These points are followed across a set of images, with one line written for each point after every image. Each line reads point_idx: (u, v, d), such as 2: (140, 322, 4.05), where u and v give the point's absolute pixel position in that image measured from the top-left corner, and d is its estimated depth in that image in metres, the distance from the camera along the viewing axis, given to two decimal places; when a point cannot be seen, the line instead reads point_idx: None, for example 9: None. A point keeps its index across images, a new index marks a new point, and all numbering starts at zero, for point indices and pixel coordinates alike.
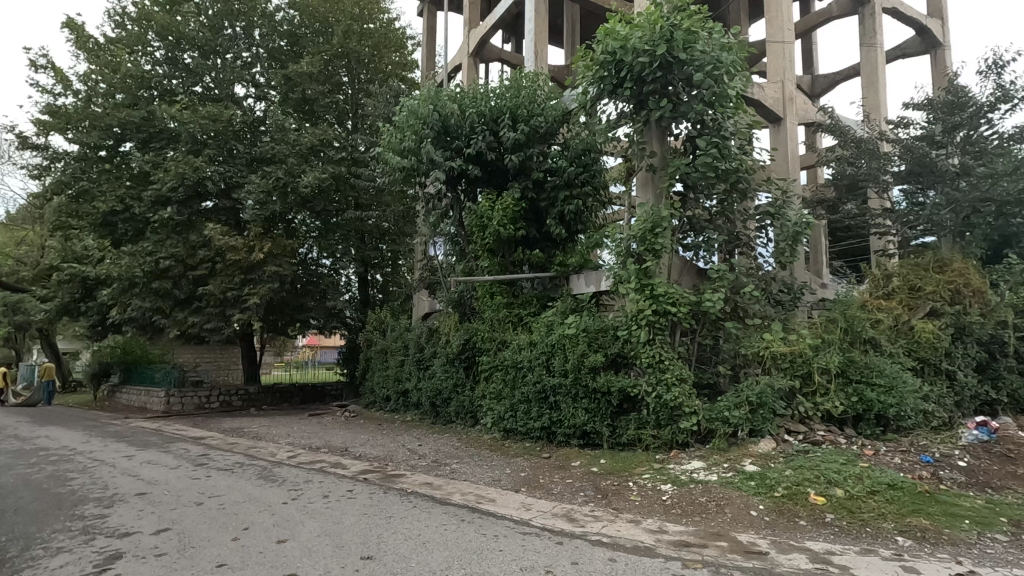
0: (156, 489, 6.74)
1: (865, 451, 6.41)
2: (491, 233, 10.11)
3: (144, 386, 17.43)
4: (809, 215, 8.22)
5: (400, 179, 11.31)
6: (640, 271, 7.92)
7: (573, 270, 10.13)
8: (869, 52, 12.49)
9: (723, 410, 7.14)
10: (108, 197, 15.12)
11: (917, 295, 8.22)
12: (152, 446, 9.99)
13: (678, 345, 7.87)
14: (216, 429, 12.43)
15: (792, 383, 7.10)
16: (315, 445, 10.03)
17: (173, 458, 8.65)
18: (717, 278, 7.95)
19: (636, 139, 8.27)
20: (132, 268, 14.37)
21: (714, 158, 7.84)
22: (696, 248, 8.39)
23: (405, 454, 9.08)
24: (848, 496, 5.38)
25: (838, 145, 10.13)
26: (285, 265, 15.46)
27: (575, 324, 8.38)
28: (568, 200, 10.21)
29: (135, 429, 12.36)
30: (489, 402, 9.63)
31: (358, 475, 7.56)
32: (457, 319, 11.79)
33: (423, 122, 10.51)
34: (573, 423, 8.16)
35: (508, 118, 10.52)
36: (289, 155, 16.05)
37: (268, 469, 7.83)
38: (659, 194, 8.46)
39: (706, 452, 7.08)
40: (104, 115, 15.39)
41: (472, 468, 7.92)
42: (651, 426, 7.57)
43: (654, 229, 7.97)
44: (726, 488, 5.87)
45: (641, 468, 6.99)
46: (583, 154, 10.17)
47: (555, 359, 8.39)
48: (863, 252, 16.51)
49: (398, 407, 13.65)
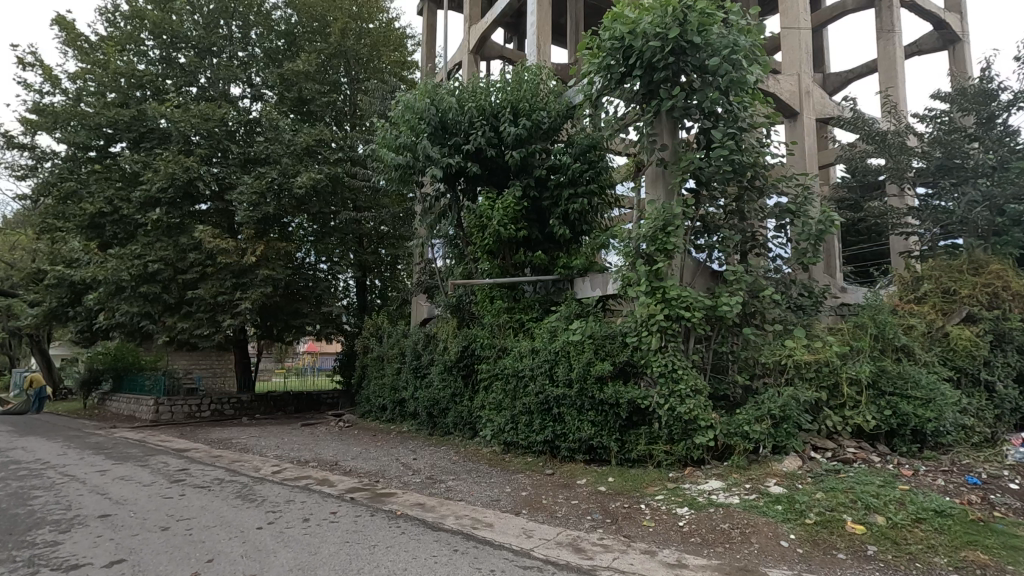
0: (122, 511, 6.15)
1: (903, 471, 5.81)
2: (491, 233, 9.54)
3: (135, 394, 16.90)
4: (834, 212, 7.61)
5: (397, 177, 10.78)
6: (650, 272, 7.37)
7: (577, 273, 9.56)
8: (887, 46, 11.95)
9: (743, 424, 6.54)
10: (96, 198, 14.63)
11: (951, 299, 7.62)
12: (130, 459, 9.40)
13: (693, 353, 7.27)
14: (203, 440, 11.85)
15: (818, 394, 6.49)
16: (305, 459, 9.44)
17: (149, 474, 8.07)
18: (735, 280, 7.37)
19: (645, 131, 7.73)
20: (119, 271, 13.86)
21: (730, 151, 7.26)
22: (712, 249, 7.77)
23: (398, 470, 8.48)
24: (890, 525, 4.77)
25: (861, 141, 9.55)
26: (278, 268, 14.93)
27: (580, 330, 7.83)
28: (573, 198, 9.64)
29: (118, 440, 11.78)
30: (488, 413, 9.03)
31: (345, 493, 6.95)
32: (456, 325, 11.22)
33: (420, 117, 10.00)
34: (577, 437, 7.56)
35: (509, 111, 9.95)
36: (284, 155, 15.59)
37: (248, 487, 7.24)
38: (671, 191, 7.90)
39: (723, 470, 6.48)
40: (94, 114, 14.96)
41: (469, 486, 7.32)
42: (663, 441, 6.97)
43: (666, 228, 7.41)
44: (751, 513, 5.26)
45: (654, 488, 6.39)
46: (589, 151, 9.67)
47: (559, 367, 7.81)
48: (868, 258, 16.15)
49: (395, 417, 13.07)
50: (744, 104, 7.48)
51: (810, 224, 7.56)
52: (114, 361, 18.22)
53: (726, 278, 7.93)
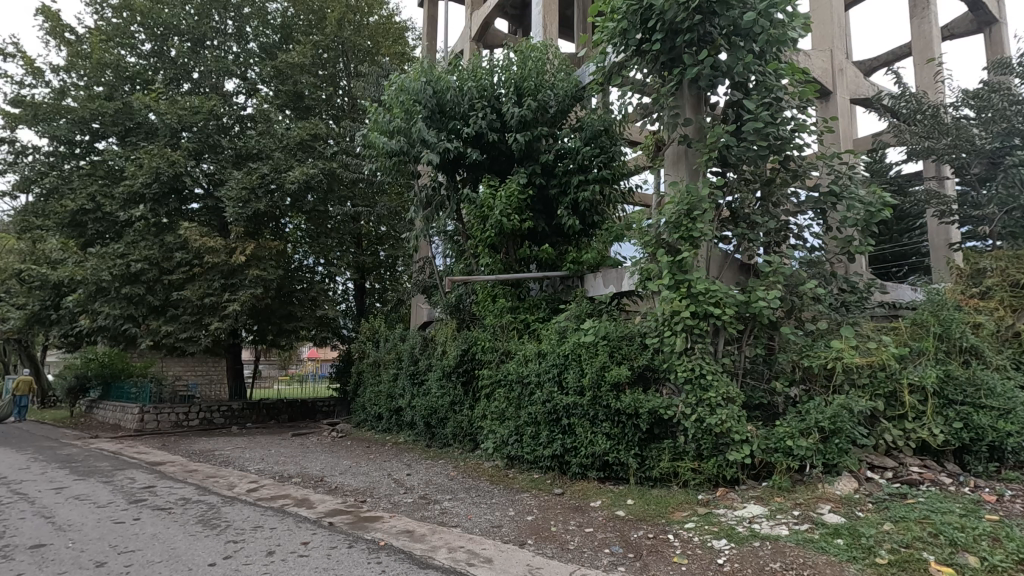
0: (59, 540, 5.26)
1: (985, 496, 4.85)
2: (493, 224, 8.64)
3: (121, 401, 16.03)
4: (882, 194, 6.70)
5: (389, 166, 9.94)
6: (673, 263, 6.45)
7: (588, 268, 8.68)
8: (922, 23, 11.05)
9: (785, 438, 5.64)
10: (78, 195, 13.87)
11: (1022, 294, 6.70)
12: (95, 473, 8.54)
13: (723, 356, 6.33)
14: (183, 452, 10.98)
15: (874, 404, 5.56)
16: (287, 474, 8.56)
17: (108, 493, 7.18)
18: (771, 273, 6.42)
19: (667, 105, 6.87)
20: (99, 270, 13.06)
21: (765, 124, 6.41)
22: (742, 237, 6.85)
23: (389, 488, 7.56)
24: (988, 569, 3.80)
25: (906, 121, 8.63)
26: (269, 268, 14.11)
27: (593, 331, 6.92)
28: (582, 186, 8.78)
29: (91, 451, 10.92)
30: (490, 423, 8.12)
31: (323, 517, 6.03)
32: (455, 327, 10.33)
33: (415, 99, 9.18)
34: (590, 452, 6.62)
35: (513, 92, 9.11)
36: (277, 149, 14.88)
37: (214, 509, 6.33)
38: (696, 171, 7.00)
39: (763, 493, 5.54)
40: (78, 107, 14.26)
41: (467, 508, 6.40)
42: (689, 458, 6.03)
43: (691, 213, 6.52)
44: (806, 550, 4.30)
45: (682, 514, 5.44)
46: (600, 134, 8.85)
47: (569, 372, 6.89)
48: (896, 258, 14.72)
49: (391, 427, 12.16)
50: (778, 72, 6.64)
51: (856, 206, 6.62)
52: (100, 368, 17.40)
53: (759, 272, 6.97)
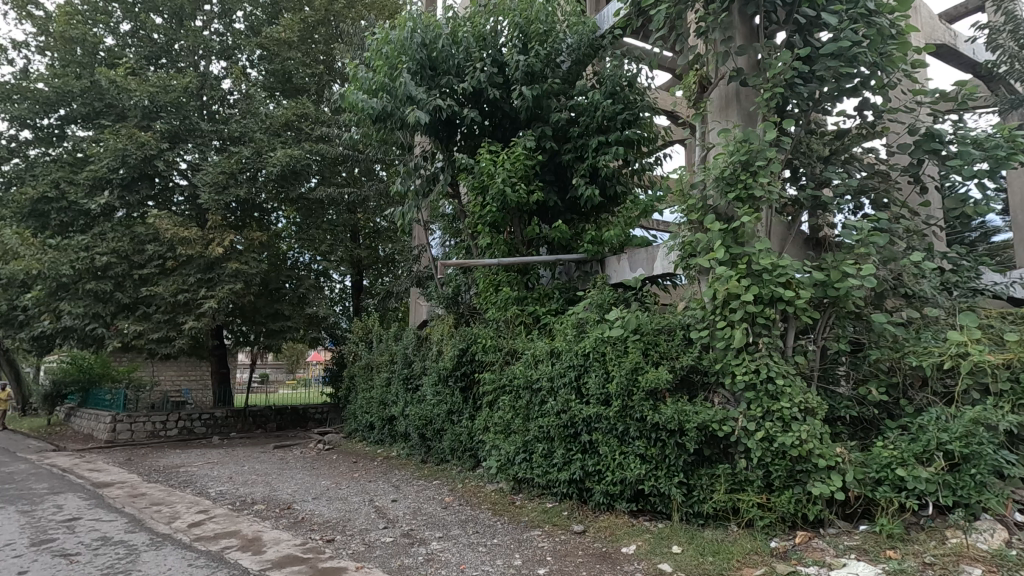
0: None
1: None
2: (497, 196, 7.12)
3: (96, 409, 14.71)
4: (1004, 139, 5.12)
5: (374, 134, 8.54)
6: (726, 232, 4.93)
7: (610, 251, 7.19)
8: None
9: (892, 466, 4.13)
10: (40, 181, 12.62)
11: None
12: (20, 498, 7.15)
13: (795, 354, 4.82)
14: (144, 469, 9.58)
15: (1021, 418, 4.04)
16: (249, 500, 7.12)
17: (16, 528, 5.77)
18: (859, 244, 4.87)
19: (716, 31, 5.39)
20: (58, 263, 11.75)
21: (851, 44, 4.90)
22: (812, 201, 5.34)
23: (367, 520, 6.10)
24: None
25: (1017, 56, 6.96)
26: (250, 261, 12.77)
27: (619, 322, 5.39)
28: (603, 149, 7.30)
29: (38, 469, 9.56)
30: (493, 437, 6.61)
31: (268, 570, 4.56)
32: (452, 322, 8.87)
33: (401, 48, 7.73)
34: (620, 479, 5.08)
35: (517, 38, 7.67)
36: (258, 131, 13.62)
37: (131, 556, 4.87)
38: (751, 113, 5.52)
39: (865, 541, 4.02)
40: (44, 87, 13.06)
41: (461, 554, 4.88)
42: (755, 490, 4.47)
43: (750, 165, 4.98)
44: None
45: (755, 572, 3.89)
46: (625, 87, 7.38)
47: (590, 377, 5.40)
48: None
49: (384, 438, 10.71)
50: None
51: (971, 154, 5.07)
52: (77, 373, 16.13)
53: (835, 246, 5.48)
